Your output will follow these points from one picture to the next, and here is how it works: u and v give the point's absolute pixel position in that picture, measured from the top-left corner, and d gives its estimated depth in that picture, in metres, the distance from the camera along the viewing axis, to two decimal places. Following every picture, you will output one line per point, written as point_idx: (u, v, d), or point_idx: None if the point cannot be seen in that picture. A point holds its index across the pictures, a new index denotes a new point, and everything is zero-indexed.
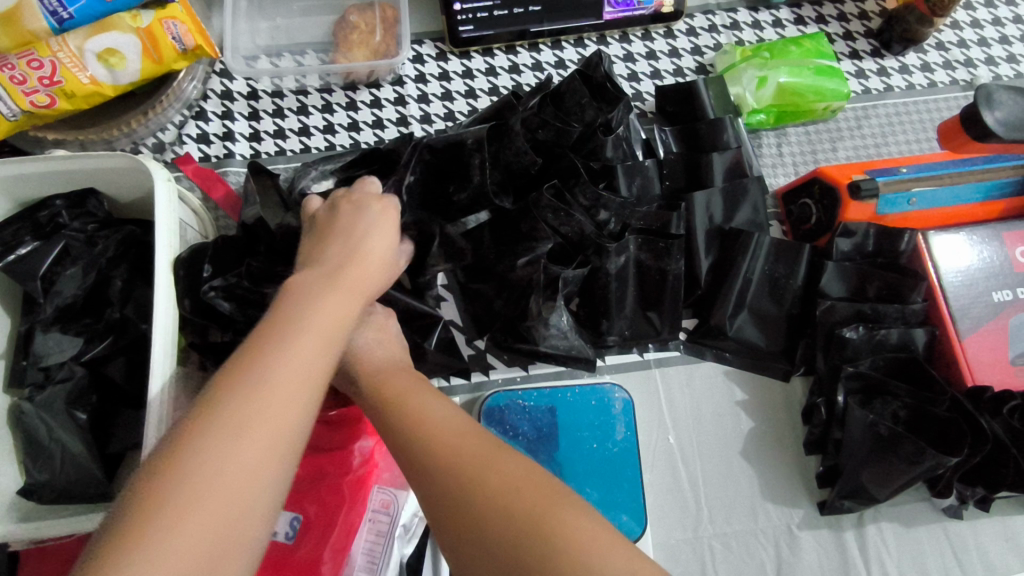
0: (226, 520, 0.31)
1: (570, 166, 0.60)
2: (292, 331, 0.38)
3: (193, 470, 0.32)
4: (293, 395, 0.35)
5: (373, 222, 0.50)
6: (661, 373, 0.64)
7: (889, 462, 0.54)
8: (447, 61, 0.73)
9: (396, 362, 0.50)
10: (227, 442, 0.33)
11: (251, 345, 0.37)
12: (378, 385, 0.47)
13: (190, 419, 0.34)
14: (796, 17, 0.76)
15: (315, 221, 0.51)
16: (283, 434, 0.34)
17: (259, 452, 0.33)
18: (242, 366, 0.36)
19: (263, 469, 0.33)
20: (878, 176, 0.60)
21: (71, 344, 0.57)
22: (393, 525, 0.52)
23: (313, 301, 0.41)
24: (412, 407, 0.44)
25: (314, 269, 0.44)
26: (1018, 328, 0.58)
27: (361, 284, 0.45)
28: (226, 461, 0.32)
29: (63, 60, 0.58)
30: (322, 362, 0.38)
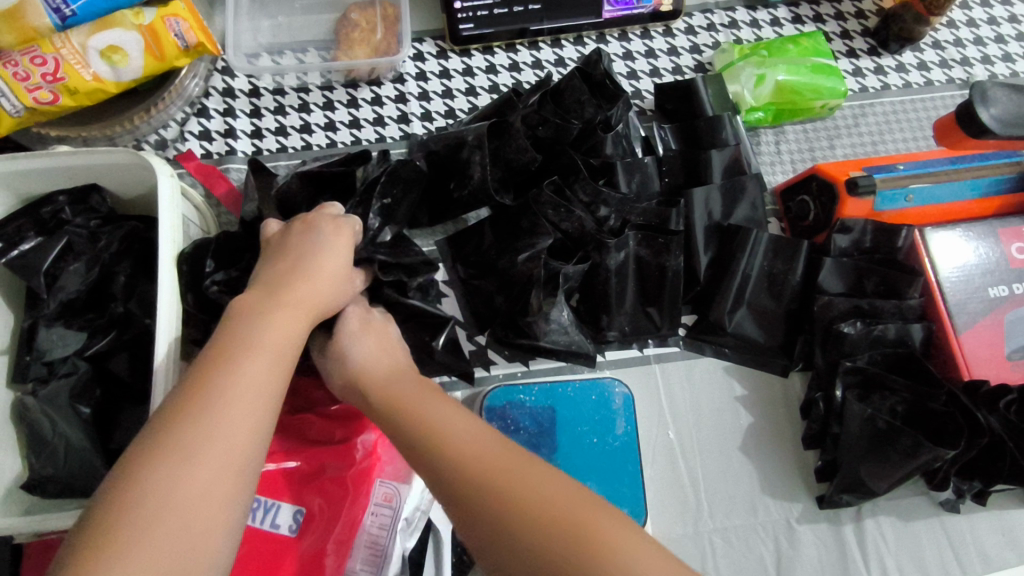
0: (185, 541, 0.34)
1: (570, 162, 0.61)
2: (236, 356, 0.40)
3: (146, 495, 0.34)
4: (241, 417, 0.38)
5: (325, 239, 0.51)
6: (661, 369, 0.64)
7: (886, 455, 0.55)
8: (447, 59, 0.73)
9: (398, 368, 0.50)
10: (175, 469, 0.35)
11: (195, 373, 0.39)
12: (388, 394, 0.47)
13: (147, 439, 0.36)
14: (794, 16, 0.76)
15: (272, 244, 0.51)
16: (232, 455, 0.37)
17: (211, 474, 0.36)
18: (189, 394, 0.38)
19: (216, 490, 0.36)
20: (875, 172, 0.61)
21: (75, 339, 0.57)
22: (396, 518, 0.53)
23: (264, 321, 0.43)
24: (423, 414, 0.44)
25: (261, 290, 0.46)
26: (1014, 323, 0.58)
27: (310, 301, 0.46)
28: (176, 486, 0.34)
29: (66, 56, 0.59)
30: (266, 383, 0.40)
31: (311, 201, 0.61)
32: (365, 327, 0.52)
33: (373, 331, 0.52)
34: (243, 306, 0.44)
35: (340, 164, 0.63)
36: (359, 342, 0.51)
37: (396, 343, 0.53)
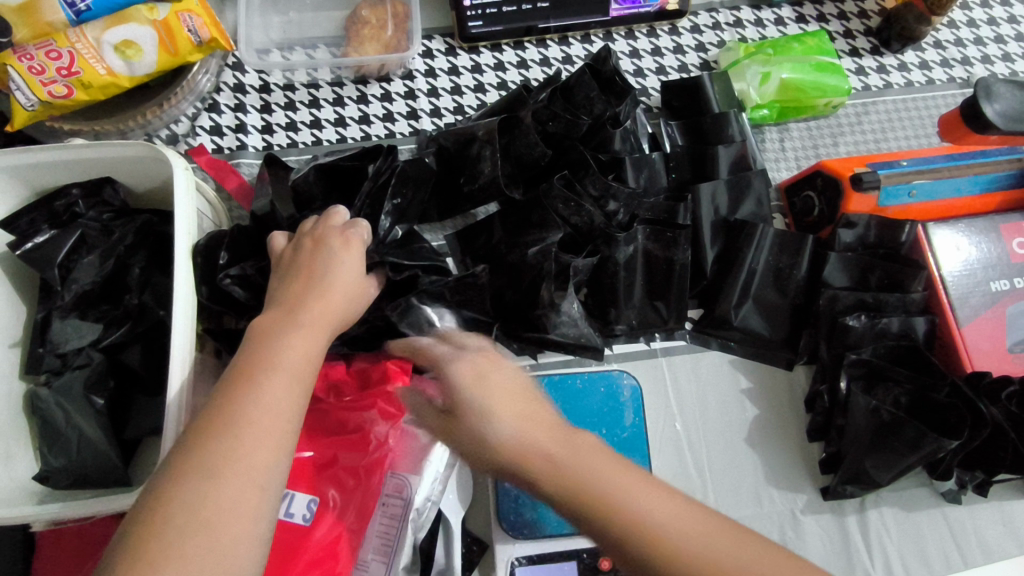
0: (214, 556, 0.36)
1: (579, 158, 0.62)
2: (258, 377, 0.42)
3: (176, 511, 0.36)
4: (263, 437, 0.40)
5: (335, 253, 0.51)
6: (668, 362, 0.65)
7: (891, 446, 0.56)
8: (456, 56, 0.74)
9: (554, 428, 0.39)
10: (201, 486, 0.37)
11: (220, 394, 0.41)
12: (576, 483, 0.36)
13: (177, 458, 0.39)
14: (797, 15, 0.77)
15: (283, 260, 0.52)
16: (255, 472, 0.39)
17: (236, 489, 0.38)
18: (214, 414, 0.40)
19: (242, 506, 0.38)
20: (879, 168, 0.62)
21: (90, 330, 0.58)
22: (407, 507, 0.53)
23: (281, 341, 0.44)
24: (637, 517, 0.35)
25: (277, 310, 0.47)
26: (1015, 316, 0.59)
27: (325, 317, 0.47)
28: (204, 503, 0.37)
29: (81, 50, 0.59)
30: (286, 401, 0.42)
31: (323, 194, 0.62)
32: (492, 377, 0.42)
33: (499, 388, 0.41)
34: (262, 328, 0.45)
35: (351, 159, 0.63)
36: (502, 416, 0.39)
37: (528, 390, 0.42)
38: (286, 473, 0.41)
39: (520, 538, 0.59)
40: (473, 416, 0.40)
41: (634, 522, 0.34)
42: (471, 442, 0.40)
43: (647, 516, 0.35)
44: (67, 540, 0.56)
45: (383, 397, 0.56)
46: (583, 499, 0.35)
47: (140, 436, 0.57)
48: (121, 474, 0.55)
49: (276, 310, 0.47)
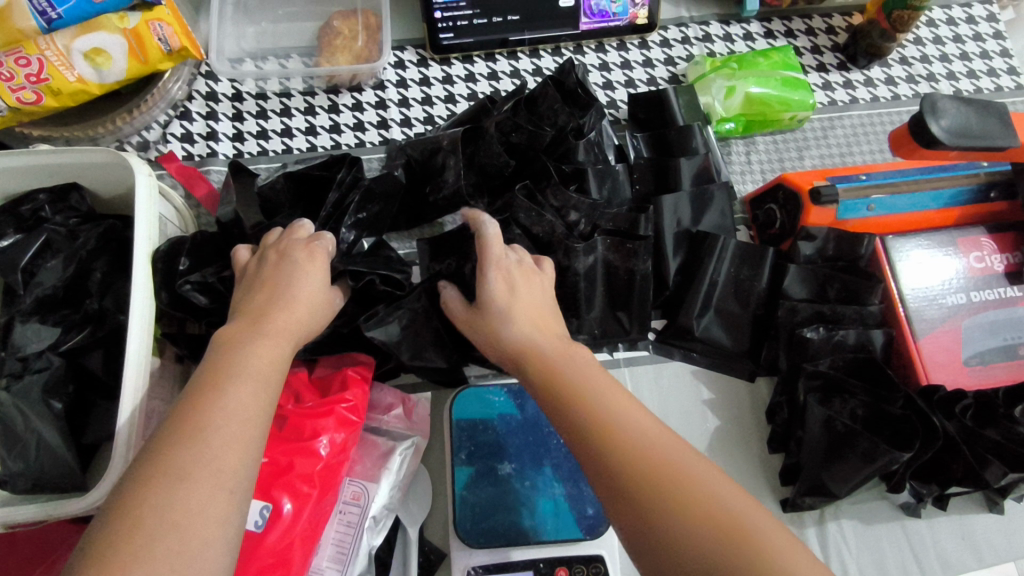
0: (187, 556, 0.35)
1: (541, 168, 0.62)
2: (224, 384, 0.42)
3: (145, 514, 0.36)
4: (232, 441, 0.39)
5: (300, 266, 0.51)
6: (630, 371, 0.66)
7: (846, 458, 0.56)
8: (427, 67, 0.75)
9: (560, 341, 0.49)
10: (170, 491, 0.37)
11: (185, 403, 0.41)
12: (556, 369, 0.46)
13: (142, 468, 0.38)
14: (766, 31, 0.78)
15: (247, 273, 0.53)
16: (224, 476, 0.38)
17: (206, 492, 0.37)
18: (179, 423, 0.40)
19: (212, 509, 0.37)
20: (838, 182, 0.63)
21: (49, 334, 0.57)
22: (363, 516, 0.56)
23: (246, 351, 0.44)
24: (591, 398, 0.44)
25: (242, 323, 0.47)
26: (970, 330, 0.60)
27: (290, 327, 0.48)
28: (173, 505, 0.36)
29: (50, 58, 0.59)
30: (255, 406, 0.42)
31: (290, 204, 0.63)
32: (517, 292, 0.51)
33: (521, 301, 0.51)
34: (226, 339, 0.45)
35: (319, 168, 0.64)
36: (516, 322, 0.49)
37: (549, 314, 0.52)
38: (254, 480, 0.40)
39: (478, 546, 0.58)
40: (496, 317, 0.50)
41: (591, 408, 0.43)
42: (490, 337, 0.50)
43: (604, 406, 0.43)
44: (27, 545, 0.56)
45: (341, 405, 0.56)
46: (557, 379, 0.46)
47: (99, 442, 0.57)
48: (77, 479, 0.54)
49: (240, 320, 0.47)
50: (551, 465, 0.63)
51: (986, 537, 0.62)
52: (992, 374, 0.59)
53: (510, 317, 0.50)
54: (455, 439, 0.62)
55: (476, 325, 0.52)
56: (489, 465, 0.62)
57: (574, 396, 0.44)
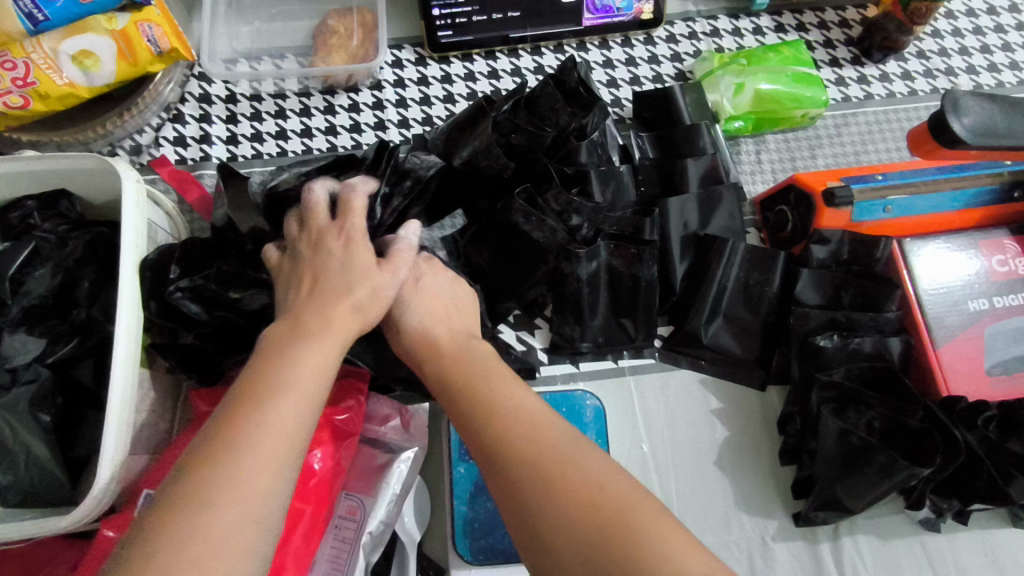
0: None
1: (543, 171, 0.60)
2: (263, 396, 0.37)
3: (160, 548, 0.31)
4: (262, 464, 0.34)
5: (337, 256, 0.46)
6: (634, 380, 0.63)
7: (861, 473, 0.53)
8: (426, 66, 0.73)
9: (459, 336, 0.48)
10: (190, 523, 0.32)
11: (217, 419, 0.36)
12: (454, 363, 0.45)
13: (163, 492, 0.33)
14: (777, 25, 0.76)
15: (281, 272, 0.48)
16: (251, 505, 0.33)
17: (231, 521, 0.32)
18: (209, 438, 0.35)
19: (234, 545, 0.32)
20: (853, 183, 0.60)
21: (35, 345, 0.55)
22: (359, 531, 0.54)
23: (287, 357, 0.39)
24: (484, 389, 0.42)
25: (287, 322, 0.42)
26: (994, 337, 0.57)
27: (339, 327, 0.42)
28: (191, 541, 0.31)
29: (37, 61, 0.58)
30: (294, 422, 0.37)
31: None
32: (419, 293, 0.49)
33: (424, 293, 0.49)
34: (270, 341, 0.41)
35: (319, 172, 0.61)
36: (411, 310, 0.48)
37: (455, 306, 0.50)
38: (284, 509, 0.35)
39: (477, 563, 0.56)
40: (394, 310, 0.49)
41: (476, 389, 0.42)
42: (394, 335, 0.49)
43: (490, 386, 0.42)
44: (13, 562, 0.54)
45: (336, 418, 0.55)
46: (447, 371, 0.45)
47: (89, 455, 0.55)
48: (67, 495, 0.52)
49: (285, 318, 0.43)
50: None
51: (1011, 555, 0.59)
52: (1016, 383, 0.56)
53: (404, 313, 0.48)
54: (453, 450, 0.60)
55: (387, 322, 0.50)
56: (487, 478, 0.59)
57: (467, 387, 0.43)
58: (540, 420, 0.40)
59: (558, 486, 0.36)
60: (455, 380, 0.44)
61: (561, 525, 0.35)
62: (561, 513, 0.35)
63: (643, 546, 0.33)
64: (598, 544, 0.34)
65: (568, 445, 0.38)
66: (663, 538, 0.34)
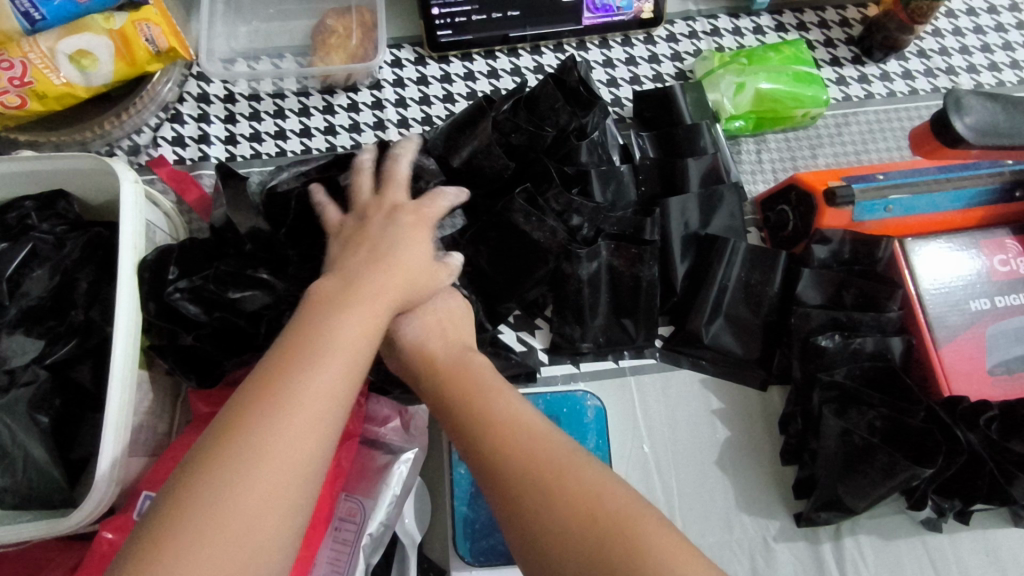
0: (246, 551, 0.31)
1: (543, 171, 0.59)
2: (314, 352, 0.37)
3: (212, 500, 0.31)
4: (311, 420, 0.35)
5: (399, 233, 0.48)
6: (636, 381, 0.63)
7: (863, 473, 0.53)
8: (425, 66, 0.73)
9: (457, 349, 0.48)
10: (243, 471, 0.32)
11: (268, 369, 0.36)
12: (451, 377, 0.45)
13: (214, 438, 0.34)
14: (777, 24, 0.75)
15: (344, 232, 0.50)
16: (300, 461, 0.34)
17: (277, 480, 0.33)
18: (261, 388, 0.35)
19: (282, 498, 0.32)
20: (855, 182, 0.60)
21: (33, 347, 0.55)
22: (359, 533, 0.54)
23: (337, 316, 0.39)
24: (480, 402, 0.42)
25: (338, 281, 0.43)
26: (996, 337, 0.57)
27: (387, 293, 0.43)
28: (243, 489, 0.32)
29: (34, 60, 0.57)
30: (343, 381, 0.37)
31: None
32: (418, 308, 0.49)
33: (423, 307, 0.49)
34: (320, 298, 0.41)
35: (318, 171, 0.60)
36: (411, 323, 0.48)
37: (454, 319, 0.50)
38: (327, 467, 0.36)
39: (477, 564, 0.56)
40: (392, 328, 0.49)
41: (472, 402, 0.43)
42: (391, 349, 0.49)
43: (490, 401, 0.42)
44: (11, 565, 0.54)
45: None
46: (445, 385, 0.45)
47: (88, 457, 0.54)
48: (66, 497, 0.52)
49: (336, 277, 0.43)
50: None
51: (1012, 554, 0.59)
52: (1017, 383, 0.56)
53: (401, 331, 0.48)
54: (455, 451, 0.60)
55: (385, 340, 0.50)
56: None
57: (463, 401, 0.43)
58: (536, 431, 0.40)
59: (560, 498, 0.36)
60: (453, 394, 0.44)
61: (564, 539, 0.35)
62: (564, 527, 0.35)
63: (641, 556, 0.33)
64: (596, 554, 0.34)
65: (564, 453, 0.38)
66: (661, 548, 0.33)
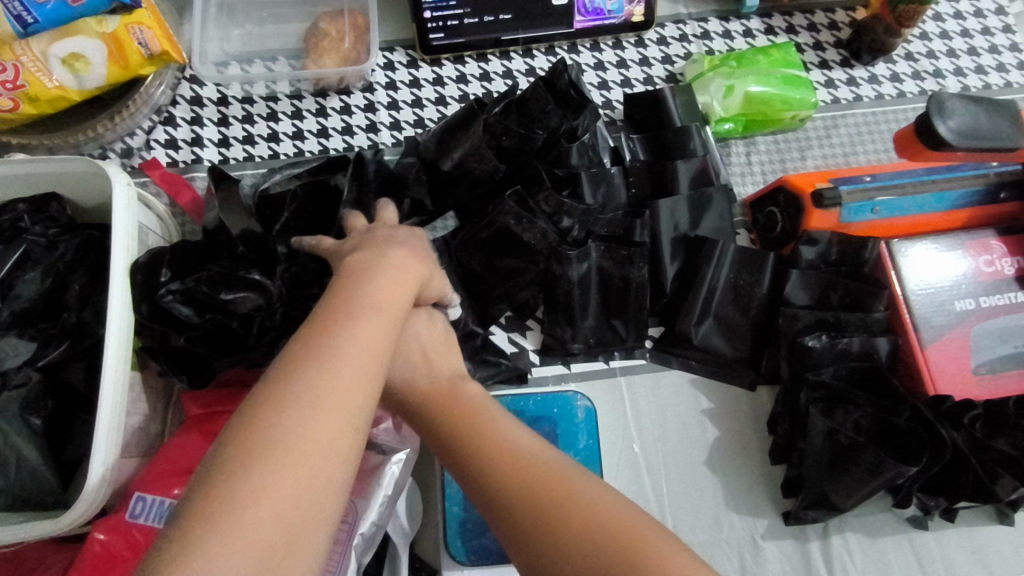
0: (307, 493, 0.31)
1: (534, 173, 0.60)
2: (356, 312, 0.38)
3: (273, 442, 0.31)
4: (362, 370, 0.35)
5: (413, 236, 0.49)
6: (626, 381, 0.63)
7: (849, 472, 0.53)
8: (418, 69, 0.73)
9: (446, 380, 0.48)
10: (302, 416, 0.32)
11: (313, 325, 0.37)
12: (447, 408, 0.46)
13: (265, 389, 0.34)
14: (766, 27, 0.76)
15: (347, 244, 0.50)
16: (353, 410, 0.34)
17: (333, 428, 0.33)
18: (308, 343, 0.36)
19: (338, 444, 0.33)
20: (842, 184, 0.61)
21: (25, 349, 0.55)
22: (351, 533, 0.53)
23: (373, 281, 0.41)
24: (478, 433, 0.43)
25: (370, 255, 0.44)
26: (980, 337, 0.57)
27: (416, 266, 0.44)
28: (304, 431, 0.32)
29: (26, 63, 0.58)
30: (386, 337, 0.38)
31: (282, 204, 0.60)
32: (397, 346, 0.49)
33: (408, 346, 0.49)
34: (354, 271, 0.42)
35: (309, 174, 0.61)
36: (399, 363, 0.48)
37: (443, 347, 0.51)
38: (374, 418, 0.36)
39: (469, 563, 0.57)
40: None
41: (468, 435, 0.43)
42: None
43: (479, 424, 0.44)
44: None
45: None
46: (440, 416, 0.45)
47: (79, 458, 0.55)
48: (58, 498, 0.52)
49: (365, 253, 0.45)
50: None
51: (996, 551, 0.60)
52: (1001, 383, 0.57)
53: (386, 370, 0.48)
54: None
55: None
56: None
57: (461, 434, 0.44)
58: (534, 456, 0.41)
59: (564, 519, 0.37)
60: (449, 427, 0.45)
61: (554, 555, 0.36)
62: (553, 543, 0.36)
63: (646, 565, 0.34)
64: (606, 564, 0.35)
65: (560, 472, 0.40)
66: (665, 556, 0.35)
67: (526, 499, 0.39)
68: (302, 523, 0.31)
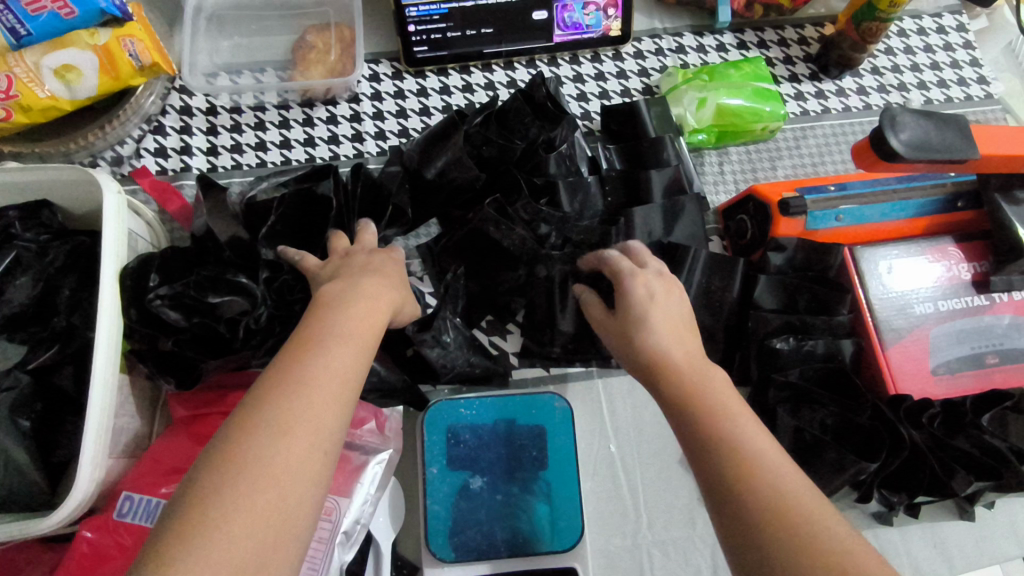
0: (278, 515, 0.34)
1: (512, 181, 0.64)
2: (326, 341, 0.40)
3: (245, 464, 0.34)
4: (331, 398, 0.38)
5: (387, 262, 0.52)
6: (603, 383, 0.66)
7: (813, 468, 0.56)
8: (402, 80, 0.75)
9: (693, 360, 0.46)
10: (273, 443, 0.35)
11: (284, 356, 0.39)
12: (693, 394, 0.43)
13: (239, 418, 0.36)
14: (739, 42, 0.79)
15: (329, 265, 0.52)
16: (322, 436, 0.37)
17: (302, 451, 0.36)
18: (281, 373, 0.38)
19: (308, 468, 0.36)
20: (808, 193, 0.63)
21: (15, 351, 0.56)
22: (335, 531, 0.53)
23: (346, 308, 0.43)
24: (728, 431, 0.40)
25: (343, 281, 0.46)
26: (938, 338, 0.60)
27: (387, 292, 0.47)
28: (274, 457, 0.35)
29: (19, 74, 0.59)
30: (356, 364, 0.40)
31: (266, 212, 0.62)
32: (636, 291, 0.50)
33: (662, 313, 0.48)
34: (325, 298, 0.44)
35: (296, 180, 0.63)
36: (658, 331, 0.47)
37: (685, 326, 0.48)
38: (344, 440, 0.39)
39: (450, 561, 0.58)
40: (634, 326, 0.48)
41: (724, 427, 0.40)
42: (626, 344, 0.49)
43: (739, 434, 0.40)
44: None
45: None
46: (687, 395, 0.43)
47: (68, 459, 0.56)
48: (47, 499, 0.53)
49: (337, 282, 0.46)
50: (546, 475, 0.62)
51: (957, 545, 0.62)
52: (959, 383, 0.59)
53: (624, 311, 0.49)
54: (426, 451, 0.61)
55: (611, 328, 0.51)
56: (460, 479, 0.61)
57: (707, 432, 0.40)
58: (780, 469, 0.38)
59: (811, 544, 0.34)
60: (696, 413, 0.42)
61: None
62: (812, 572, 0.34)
63: None
64: None
65: (797, 486, 0.37)
66: None
67: (784, 523, 0.35)
68: (272, 541, 0.33)
